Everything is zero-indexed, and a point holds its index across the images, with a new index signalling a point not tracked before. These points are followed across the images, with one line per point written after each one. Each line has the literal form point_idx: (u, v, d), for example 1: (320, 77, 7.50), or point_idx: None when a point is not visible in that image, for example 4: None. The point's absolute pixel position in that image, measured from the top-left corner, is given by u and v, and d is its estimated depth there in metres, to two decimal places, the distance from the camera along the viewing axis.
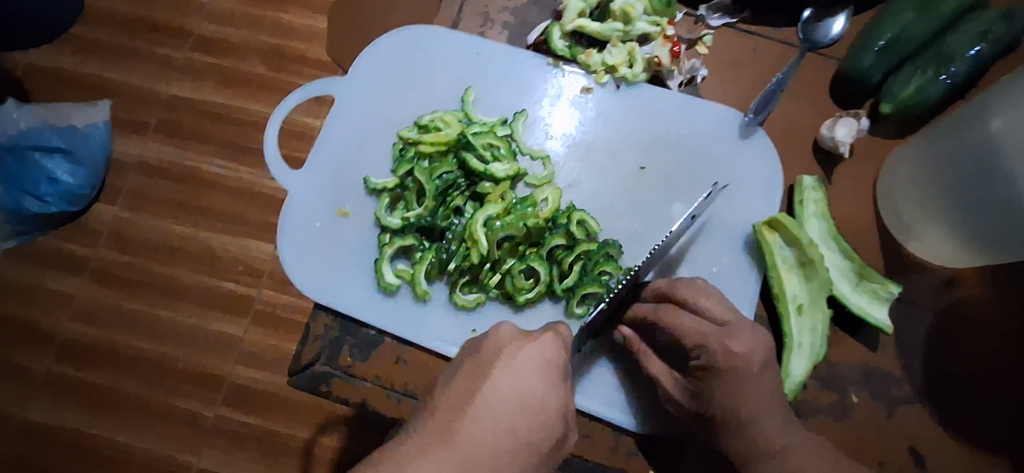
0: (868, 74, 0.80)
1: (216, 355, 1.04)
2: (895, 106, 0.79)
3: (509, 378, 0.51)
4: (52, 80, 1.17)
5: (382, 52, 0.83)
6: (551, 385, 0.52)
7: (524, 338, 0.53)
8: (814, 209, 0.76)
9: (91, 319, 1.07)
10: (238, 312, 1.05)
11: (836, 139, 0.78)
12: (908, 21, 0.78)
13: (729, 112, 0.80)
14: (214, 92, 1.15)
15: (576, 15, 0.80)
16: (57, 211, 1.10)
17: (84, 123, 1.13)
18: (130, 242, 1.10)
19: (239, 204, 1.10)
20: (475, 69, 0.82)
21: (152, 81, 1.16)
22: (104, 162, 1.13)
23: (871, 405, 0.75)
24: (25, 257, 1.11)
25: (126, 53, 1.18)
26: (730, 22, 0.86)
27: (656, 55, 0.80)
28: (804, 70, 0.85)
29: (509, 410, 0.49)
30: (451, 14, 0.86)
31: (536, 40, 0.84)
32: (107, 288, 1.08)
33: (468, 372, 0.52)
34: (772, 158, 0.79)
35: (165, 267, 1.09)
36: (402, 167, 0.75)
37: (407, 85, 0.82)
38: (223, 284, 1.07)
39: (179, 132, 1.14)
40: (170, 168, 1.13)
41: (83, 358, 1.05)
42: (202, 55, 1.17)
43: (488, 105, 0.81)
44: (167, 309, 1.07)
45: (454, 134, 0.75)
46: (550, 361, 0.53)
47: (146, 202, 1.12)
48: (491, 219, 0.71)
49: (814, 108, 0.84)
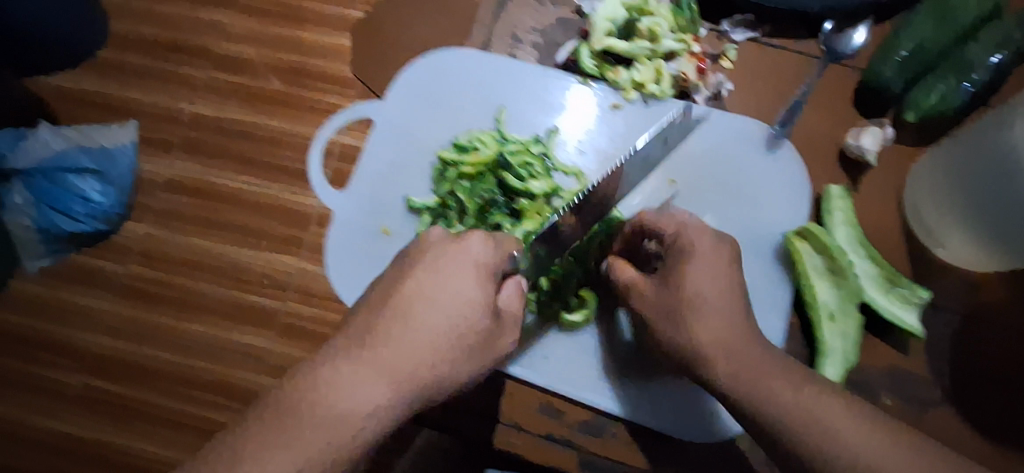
0: (891, 84, 0.82)
1: (239, 365, 1.00)
2: (918, 114, 0.81)
3: (431, 281, 0.56)
4: (75, 100, 1.14)
5: (416, 74, 0.86)
6: (474, 283, 0.56)
7: (449, 242, 0.58)
8: (841, 217, 0.78)
9: (114, 332, 1.03)
10: (263, 324, 1.02)
11: (862, 148, 0.80)
12: (929, 31, 0.79)
13: (755, 124, 0.83)
14: (234, 108, 1.12)
15: (604, 35, 0.83)
16: (89, 229, 1.05)
17: (111, 141, 1.09)
18: (154, 258, 1.06)
19: (254, 216, 1.06)
20: (507, 88, 0.85)
21: (167, 100, 1.14)
22: (132, 178, 1.09)
23: (903, 407, 0.76)
24: (55, 273, 1.06)
25: (150, 74, 1.15)
26: (753, 36, 0.88)
27: (683, 71, 0.83)
28: (828, 79, 0.87)
29: (428, 314, 0.55)
30: (481, 38, 0.90)
31: (565, 59, 0.87)
32: (130, 303, 1.04)
33: (393, 278, 0.57)
34: (798, 168, 0.81)
35: (186, 281, 1.04)
36: (444, 187, 0.79)
37: (441, 106, 0.85)
38: (255, 298, 1.03)
39: (201, 148, 1.10)
40: (199, 185, 1.08)
41: (109, 368, 1.02)
42: (217, 72, 1.14)
43: (520, 124, 0.84)
44: (189, 323, 1.03)
45: (491, 154, 0.78)
46: (476, 258, 0.57)
47: (171, 218, 1.08)
48: (531, 235, 0.74)
49: (839, 117, 0.85)
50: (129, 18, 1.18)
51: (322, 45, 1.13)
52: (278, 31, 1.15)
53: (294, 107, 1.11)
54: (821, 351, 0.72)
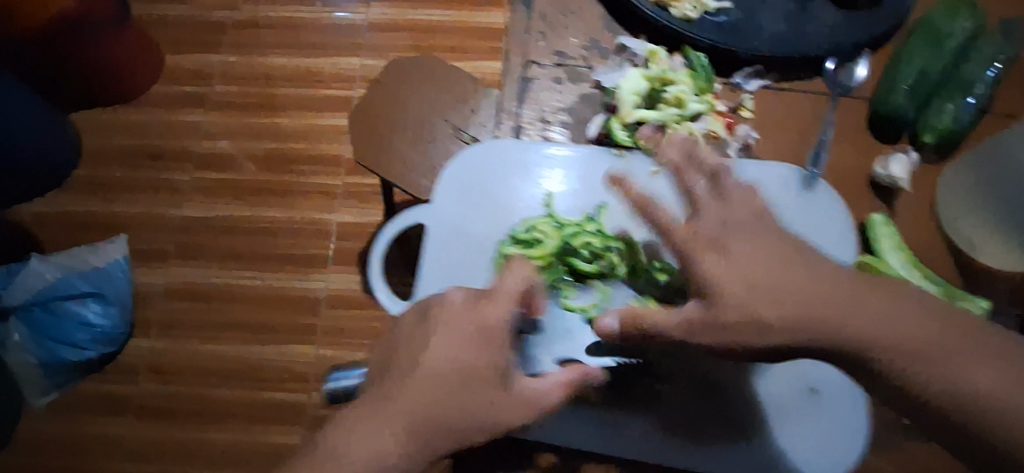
0: (903, 111, 0.87)
1: (281, 457, 1.25)
2: (936, 134, 0.86)
3: (432, 341, 0.63)
4: (54, 225, 1.42)
5: (459, 171, 0.88)
6: (469, 343, 0.62)
7: (459, 303, 0.65)
8: (890, 243, 0.82)
9: (143, 457, 1.26)
10: (293, 421, 1.28)
11: (893, 177, 0.85)
12: (926, 57, 0.88)
13: (787, 168, 0.87)
14: (226, 208, 1.42)
15: (633, 107, 0.87)
16: (91, 353, 1.28)
17: (103, 260, 1.33)
18: (167, 371, 1.31)
19: (270, 312, 1.35)
20: (550, 172, 0.88)
21: (175, 206, 1.43)
22: (129, 296, 1.33)
23: None
24: (68, 408, 1.29)
25: (126, 183, 1.45)
26: (765, 83, 0.93)
27: (713, 129, 0.87)
28: (842, 114, 0.92)
29: (429, 371, 0.62)
30: (511, 124, 0.92)
31: (596, 134, 0.90)
32: (150, 422, 1.28)
33: (406, 340, 0.65)
34: (837, 202, 0.85)
35: (201, 388, 1.30)
36: None
37: (488, 198, 0.87)
38: (274, 395, 1.29)
39: (190, 252, 1.39)
40: (192, 291, 1.37)
41: (139, 455, 1.26)
42: (202, 171, 1.45)
43: (569, 204, 0.87)
44: (212, 428, 1.28)
45: (554, 242, 0.80)
46: (473, 323, 0.63)
47: (173, 328, 1.35)
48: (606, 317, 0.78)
49: (861, 146, 0.90)
50: (108, 131, 1.49)
51: (292, 123, 1.48)
52: (264, 124, 1.49)
53: (308, 200, 1.43)
54: None
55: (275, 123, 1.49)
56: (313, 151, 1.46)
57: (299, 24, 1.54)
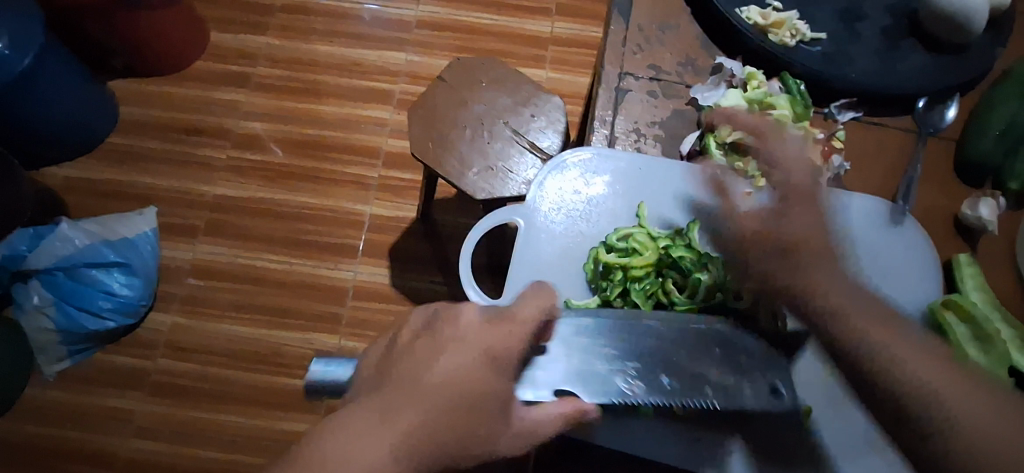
0: (990, 156, 0.90)
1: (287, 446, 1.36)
2: (1020, 182, 0.89)
3: (440, 351, 0.64)
4: (98, 194, 1.55)
5: (552, 177, 0.88)
6: (469, 360, 0.63)
7: (474, 319, 0.67)
8: (974, 283, 0.84)
9: (153, 435, 1.37)
10: (305, 410, 1.39)
11: (982, 218, 0.87)
12: (1017, 108, 0.90)
13: (877, 201, 0.89)
14: (259, 187, 1.57)
15: (731, 128, 0.89)
16: (115, 322, 1.39)
17: (132, 231, 1.45)
18: (185, 347, 1.43)
19: (301, 297, 1.48)
20: (643, 184, 0.88)
21: (200, 185, 1.57)
22: (155, 271, 1.46)
23: None
24: (87, 374, 1.40)
25: (176, 159, 1.59)
26: (856, 116, 0.94)
27: (811, 157, 0.87)
28: (928, 155, 0.94)
29: (420, 382, 0.62)
30: (604, 133, 0.93)
31: (690, 151, 0.91)
32: (163, 401, 1.39)
33: (420, 346, 0.66)
34: (922, 238, 0.87)
35: (219, 370, 1.42)
36: (608, 290, 0.80)
37: (582, 204, 0.87)
38: (286, 382, 1.41)
39: (235, 232, 1.52)
40: (221, 272, 1.49)
41: (165, 429, 1.37)
42: (241, 151, 1.60)
43: (661, 217, 0.88)
44: (220, 409, 1.39)
45: (652, 254, 0.81)
46: (482, 342, 0.64)
47: (194, 305, 1.47)
48: None
49: (948, 188, 0.92)
50: (156, 106, 1.63)
51: (335, 113, 1.63)
52: (301, 109, 1.64)
53: (353, 191, 1.57)
54: None
55: (317, 111, 1.64)
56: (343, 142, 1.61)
57: (354, 31, 1.71)
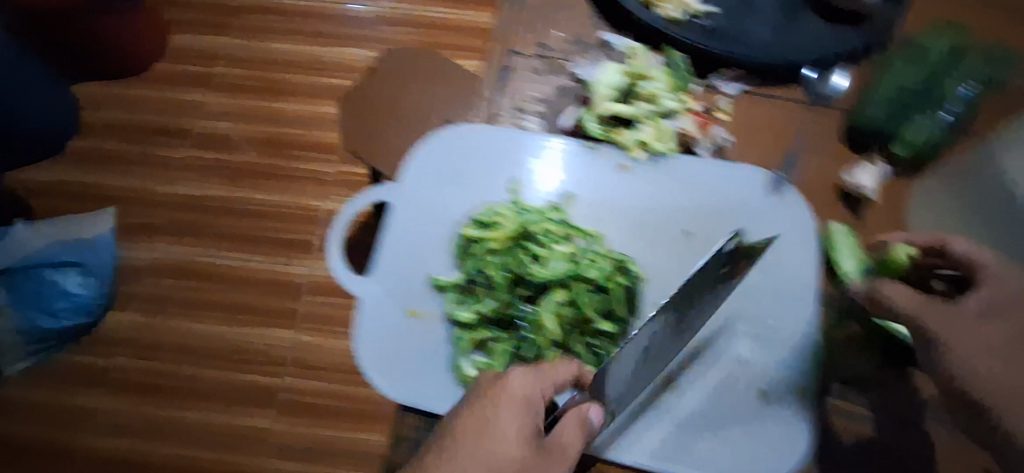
0: (879, 123, 0.87)
1: (246, 448, 1.18)
2: (907, 149, 0.85)
3: (477, 409, 0.66)
4: (56, 195, 1.37)
5: (427, 153, 0.88)
6: (518, 415, 0.64)
7: (496, 379, 0.67)
8: (850, 253, 0.81)
9: (121, 430, 1.20)
10: (263, 404, 1.21)
11: (860, 186, 0.85)
12: (902, 73, 0.88)
13: (757, 171, 0.87)
14: (216, 187, 1.38)
15: (606, 101, 0.88)
16: (70, 323, 1.25)
17: (91, 232, 1.32)
18: (149, 346, 1.25)
19: (259, 296, 1.29)
20: (519, 159, 0.88)
21: (164, 185, 1.38)
22: (112, 269, 1.31)
23: (965, 444, 0.72)
24: (49, 372, 1.24)
25: (128, 158, 1.40)
26: (743, 88, 0.92)
27: (684, 128, 0.88)
28: (817, 124, 0.90)
29: (473, 436, 0.64)
30: (483, 112, 0.92)
31: (570, 125, 0.90)
32: (134, 397, 1.22)
33: (453, 413, 0.68)
34: (803, 209, 0.85)
35: (187, 368, 1.24)
36: (468, 264, 0.79)
37: (456, 182, 0.87)
38: (251, 376, 1.23)
39: (190, 230, 1.34)
40: (182, 269, 1.31)
41: (124, 426, 1.20)
42: (201, 151, 1.41)
43: (536, 192, 0.86)
44: (185, 411, 1.21)
45: (514, 227, 0.79)
46: (519, 394, 0.65)
47: (157, 303, 1.29)
48: (559, 305, 0.74)
49: (837, 157, 0.88)
50: (113, 106, 1.44)
51: (296, 111, 1.43)
52: (262, 111, 1.44)
53: (309, 189, 1.37)
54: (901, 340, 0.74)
55: (271, 109, 1.44)
56: (297, 137, 1.41)
57: (317, 29, 1.49)
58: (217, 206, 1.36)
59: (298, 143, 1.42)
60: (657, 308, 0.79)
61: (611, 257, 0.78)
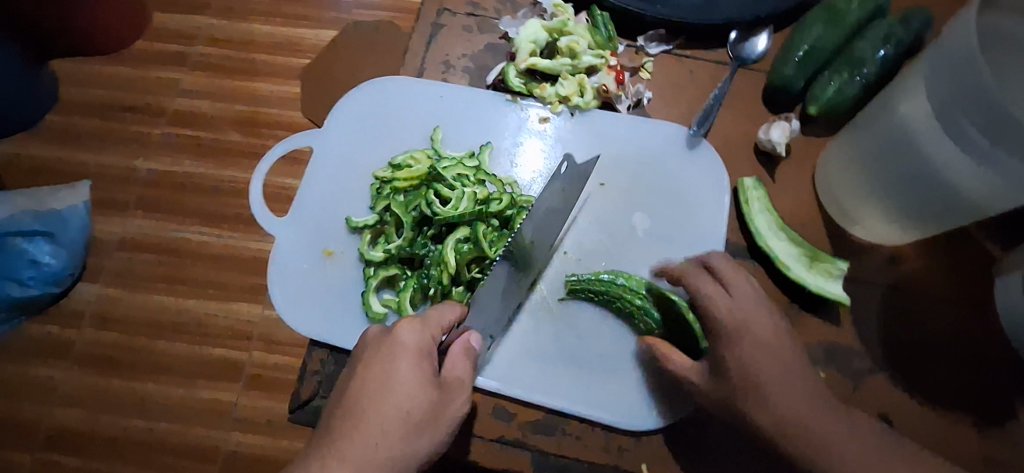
0: (792, 82, 0.88)
1: (209, 424, 1.09)
2: (820, 107, 0.86)
3: (367, 371, 0.64)
4: (24, 169, 1.24)
5: (354, 103, 0.93)
6: (406, 365, 0.63)
7: (384, 334, 0.67)
8: (759, 205, 0.84)
9: (80, 403, 1.12)
10: (228, 377, 1.12)
11: (772, 141, 0.87)
12: (821, 32, 0.87)
13: (674, 127, 0.89)
14: (191, 163, 1.24)
15: (528, 55, 0.90)
16: (39, 293, 1.15)
17: (63, 204, 1.20)
18: (113, 319, 1.16)
19: (225, 271, 1.18)
20: (440, 111, 0.92)
21: (128, 160, 1.25)
22: (82, 242, 1.19)
23: (838, 376, 0.80)
24: (10, 345, 1.15)
25: (99, 135, 1.26)
26: (667, 49, 0.95)
27: (603, 84, 0.90)
28: (737, 85, 0.94)
29: (367, 392, 0.63)
30: (415, 65, 0.95)
31: (494, 80, 0.93)
32: (92, 369, 1.13)
33: (346, 378, 0.67)
34: (716, 163, 0.88)
35: (150, 341, 1.15)
36: (379, 204, 0.83)
37: (380, 131, 0.92)
38: (213, 350, 1.13)
39: (155, 204, 1.22)
40: (147, 241, 1.20)
41: (79, 398, 1.12)
42: (179, 128, 1.26)
43: (455, 142, 0.91)
44: (152, 382, 1.12)
45: (424, 169, 0.84)
46: (407, 344, 0.65)
47: (127, 275, 1.19)
48: (460, 242, 0.78)
49: (752, 117, 0.92)
50: (81, 84, 1.29)
51: (269, 92, 1.26)
52: (228, 84, 1.28)
53: None
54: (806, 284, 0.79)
55: (236, 88, 1.28)
56: (272, 95, 1.26)
57: (295, 10, 1.31)
58: (178, 174, 1.24)
59: (277, 125, 1.25)
60: (564, 252, 0.85)
61: (515, 201, 0.81)
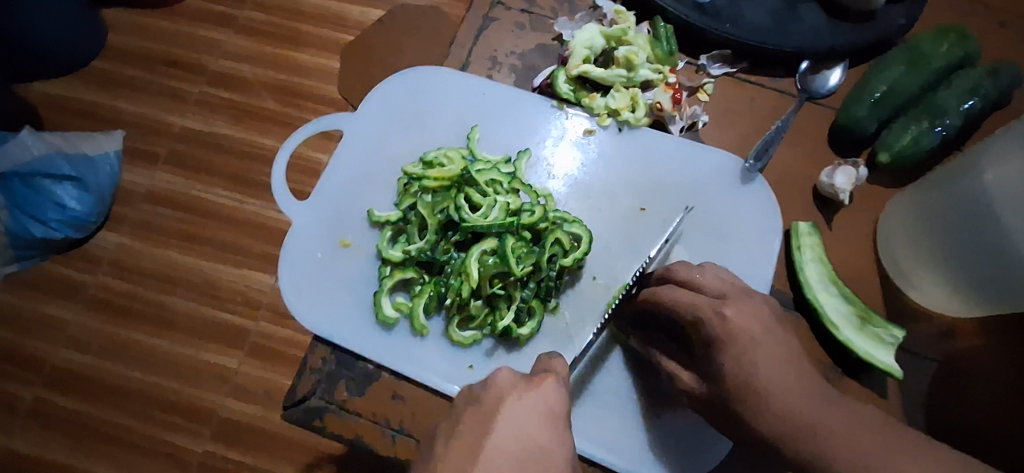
0: (864, 124, 0.81)
1: (209, 388, 1.07)
2: (891, 155, 0.79)
3: (513, 429, 0.52)
4: (62, 110, 1.23)
5: (392, 89, 0.88)
6: (556, 431, 0.52)
7: (522, 385, 0.55)
8: (811, 253, 0.79)
9: (85, 348, 1.10)
10: (232, 344, 1.09)
11: (835, 186, 0.80)
12: (901, 74, 0.80)
13: (729, 158, 0.83)
14: (225, 125, 1.20)
15: (581, 61, 0.85)
16: (63, 235, 1.13)
17: (95, 150, 1.16)
18: (130, 270, 1.14)
19: (242, 236, 1.14)
20: (481, 109, 0.87)
21: (164, 114, 1.22)
22: (111, 190, 1.17)
23: None
24: (26, 282, 1.14)
25: (139, 85, 1.24)
26: (729, 71, 0.89)
27: (658, 101, 0.84)
28: (802, 118, 0.87)
29: (515, 457, 0.50)
30: (460, 56, 0.91)
31: (541, 83, 0.88)
32: (103, 318, 1.12)
33: (469, 428, 0.53)
34: (770, 202, 0.81)
35: (163, 298, 1.12)
36: (404, 202, 0.79)
37: (414, 123, 0.87)
38: (222, 315, 1.10)
39: (185, 162, 1.19)
40: (172, 198, 1.17)
41: (86, 344, 1.10)
42: (214, 88, 1.23)
43: (491, 144, 0.86)
44: (158, 339, 1.10)
45: (457, 170, 0.79)
46: (553, 405, 0.54)
47: (147, 229, 1.16)
48: (485, 254, 0.74)
49: (814, 156, 0.85)
50: (126, 32, 1.26)
51: (312, 64, 1.21)
52: (269, 49, 1.23)
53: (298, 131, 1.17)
54: (852, 346, 0.73)
55: (278, 54, 1.23)
56: (310, 66, 1.21)
57: None
58: (209, 134, 1.20)
59: (316, 98, 1.21)
60: (592, 278, 0.79)
61: (548, 216, 0.76)
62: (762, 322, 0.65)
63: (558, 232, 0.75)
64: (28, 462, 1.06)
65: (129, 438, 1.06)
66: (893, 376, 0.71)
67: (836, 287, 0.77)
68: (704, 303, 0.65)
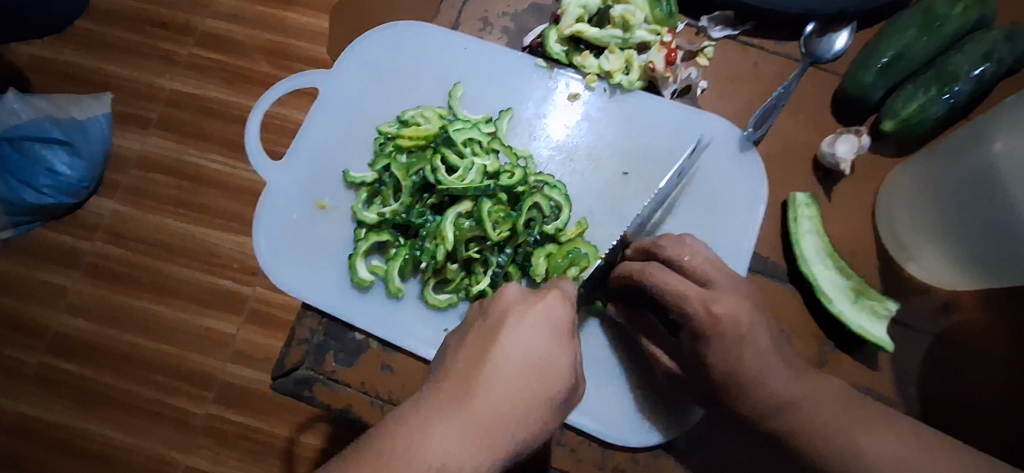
0: (870, 91, 0.78)
1: (209, 353, 1.07)
2: (896, 124, 0.77)
3: (520, 339, 0.53)
4: (47, 72, 1.19)
5: (371, 46, 0.85)
6: (558, 341, 0.54)
7: (530, 299, 0.56)
8: (809, 225, 0.77)
9: (86, 313, 1.10)
10: (230, 309, 1.08)
11: (837, 156, 0.78)
12: (912, 38, 0.76)
13: (725, 124, 0.80)
14: (214, 89, 1.16)
15: (575, 20, 0.81)
16: (56, 202, 1.11)
17: (84, 114, 1.14)
18: (124, 235, 1.13)
19: (236, 204, 1.12)
20: (464, 66, 0.84)
21: (152, 76, 1.18)
22: (103, 155, 1.15)
23: None
24: (22, 247, 1.13)
25: (126, 47, 1.19)
26: (732, 34, 0.85)
27: (651, 61, 0.80)
28: (806, 85, 0.84)
29: (520, 366, 0.51)
30: (451, 17, 0.87)
31: (532, 42, 0.85)
32: (100, 283, 1.11)
33: (475, 338, 0.54)
34: (758, 169, 0.79)
35: (159, 263, 1.11)
36: (379, 161, 0.77)
37: (395, 81, 0.84)
38: (221, 281, 1.10)
39: (176, 126, 1.16)
40: (165, 163, 1.15)
41: (86, 308, 1.10)
42: (203, 50, 1.18)
43: (475, 103, 0.83)
44: (157, 305, 1.10)
45: (433, 130, 0.78)
46: (558, 318, 0.55)
47: (142, 194, 1.14)
48: (460, 217, 0.73)
49: (817, 124, 0.83)
50: None
51: (300, 24, 1.17)
52: (257, 8, 1.18)
53: None
54: (845, 321, 0.73)
55: (266, 14, 1.18)
56: (300, 26, 1.17)
57: None
58: (198, 99, 1.16)
59: (308, 60, 1.17)
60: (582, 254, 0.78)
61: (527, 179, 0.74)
62: (749, 316, 0.62)
63: (537, 197, 0.74)
64: (34, 424, 1.07)
65: (132, 400, 1.07)
66: (885, 347, 0.71)
67: (834, 264, 0.76)
68: (700, 293, 0.62)
